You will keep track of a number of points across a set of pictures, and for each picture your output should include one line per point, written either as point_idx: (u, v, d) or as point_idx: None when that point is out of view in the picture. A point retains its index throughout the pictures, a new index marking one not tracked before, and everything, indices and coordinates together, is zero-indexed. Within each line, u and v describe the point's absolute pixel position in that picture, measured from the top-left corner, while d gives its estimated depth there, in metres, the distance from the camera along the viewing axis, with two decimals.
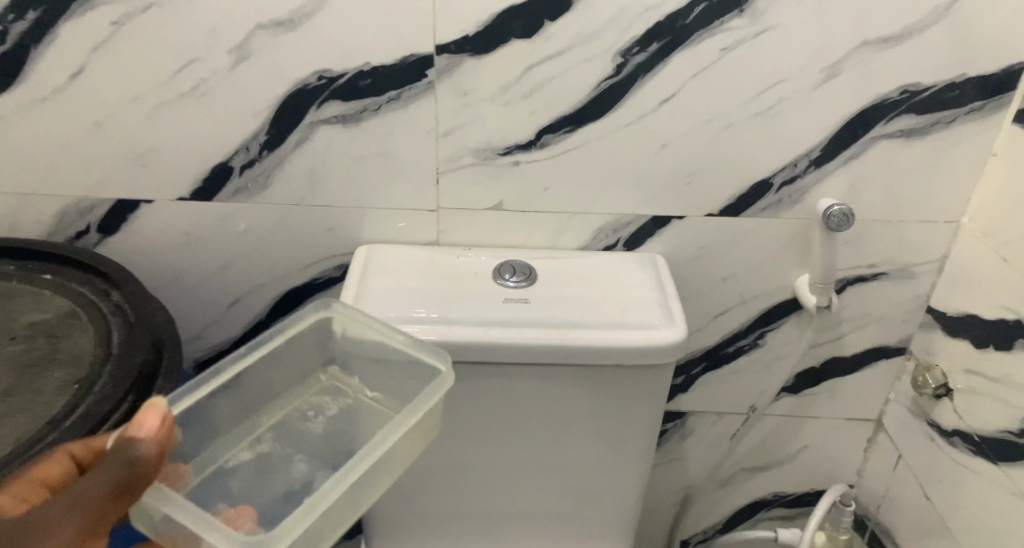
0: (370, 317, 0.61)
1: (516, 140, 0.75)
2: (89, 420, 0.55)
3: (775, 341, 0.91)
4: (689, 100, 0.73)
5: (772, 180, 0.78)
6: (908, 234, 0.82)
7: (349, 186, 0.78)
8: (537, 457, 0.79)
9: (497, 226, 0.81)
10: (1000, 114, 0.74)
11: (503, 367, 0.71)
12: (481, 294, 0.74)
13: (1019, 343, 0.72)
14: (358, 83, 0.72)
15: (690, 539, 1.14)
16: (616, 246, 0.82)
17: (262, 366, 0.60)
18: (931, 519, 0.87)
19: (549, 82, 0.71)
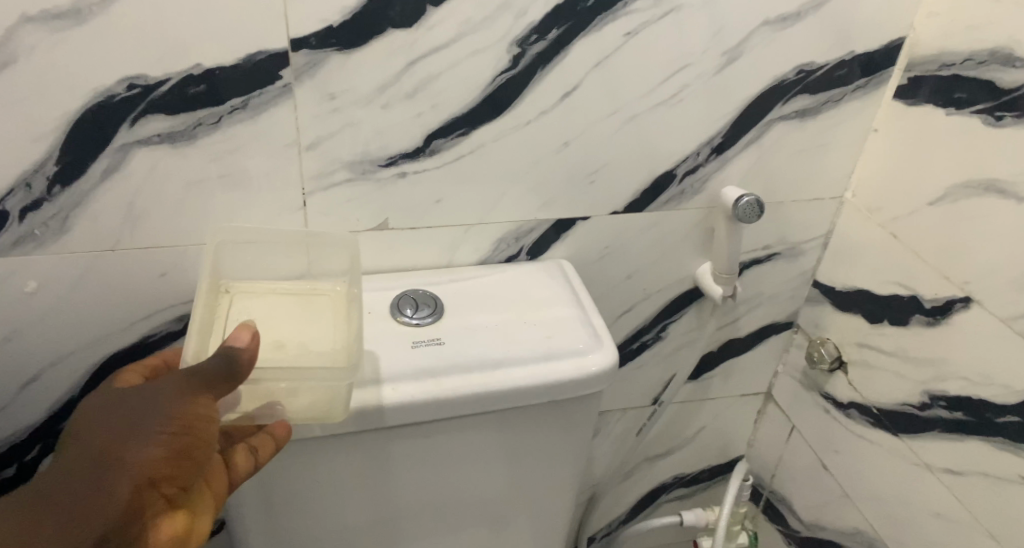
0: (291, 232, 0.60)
1: (400, 148, 0.62)
2: None
3: (675, 332, 0.88)
4: (591, 92, 0.64)
5: (675, 171, 0.72)
6: (798, 213, 0.81)
7: (183, 219, 0.61)
8: (458, 509, 0.68)
9: (382, 250, 0.68)
10: (881, 91, 0.74)
11: (414, 426, 0.60)
12: (379, 339, 0.61)
13: (915, 318, 0.73)
14: (185, 91, 0.55)
15: (595, 534, 1.11)
16: (518, 256, 0.73)
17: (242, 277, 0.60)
18: (830, 487, 0.90)
19: (436, 80, 0.60)
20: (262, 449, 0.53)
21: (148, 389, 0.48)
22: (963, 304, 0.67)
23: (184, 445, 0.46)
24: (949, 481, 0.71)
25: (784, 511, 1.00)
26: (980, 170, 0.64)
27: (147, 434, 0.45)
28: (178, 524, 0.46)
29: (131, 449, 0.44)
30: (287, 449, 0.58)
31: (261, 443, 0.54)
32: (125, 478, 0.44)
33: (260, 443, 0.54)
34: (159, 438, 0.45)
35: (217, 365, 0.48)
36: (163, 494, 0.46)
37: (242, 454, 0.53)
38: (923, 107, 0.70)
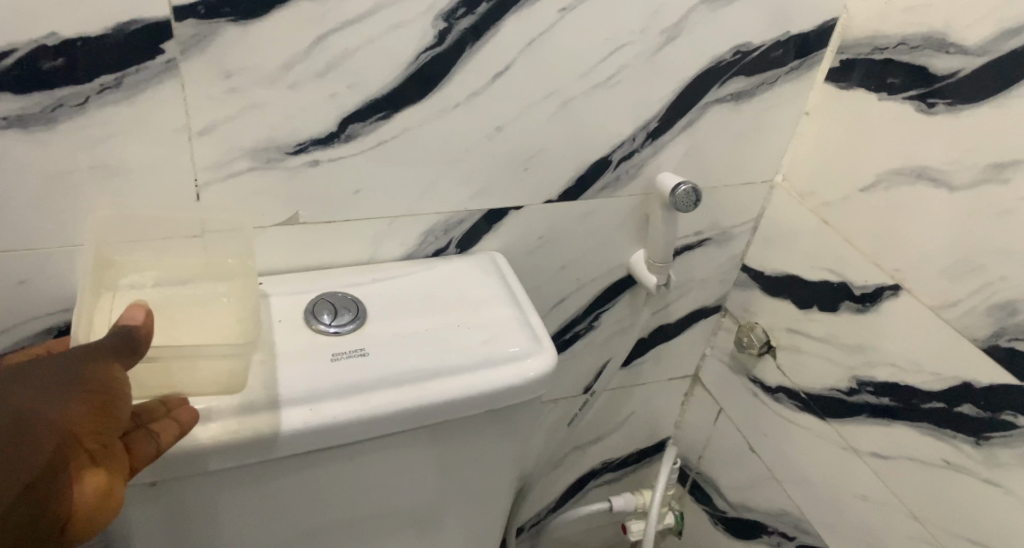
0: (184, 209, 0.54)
1: (311, 133, 0.55)
2: None
3: (607, 321, 0.85)
4: (524, 72, 0.59)
5: (611, 157, 0.68)
6: (730, 197, 0.79)
7: (48, 218, 0.51)
8: (385, 527, 0.63)
9: (294, 247, 0.61)
10: (814, 73, 0.72)
11: (337, 448, 0.53)
12: (294, 352, 0.54)
13: (845, 305, 0.73)
14: (40, 65, 0.45)
15: (525, 524, 1.08)
16: (447, 250, 0.67)
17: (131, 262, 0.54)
18: (757, 470, 0.90)
19: (350, 56, 0.52)
20: (165, 433, 0.45)
21: (45, 361, 0.43)
22: (893, 292, 0.67)
23: (104, 399, 0.41)
24: (875, 465, 0.71)
25: (711, 492, 1.00)
26: (912, 157, 0.64)
27: (60, 391, 0.40)
28: (102, 481, 0.41)
29: (43, 405, 0.40)
30: (190, 486, 0.51)
31: (163, 428, 0.45)
32: (42, 429, 0.39)
33: (162, 428, 0.45)
34: (75, 391, 0.40)
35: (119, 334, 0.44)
36: (86, 449, 0.40)
37: (141, 439, 0.44)
38: (856, 91, 0.68)
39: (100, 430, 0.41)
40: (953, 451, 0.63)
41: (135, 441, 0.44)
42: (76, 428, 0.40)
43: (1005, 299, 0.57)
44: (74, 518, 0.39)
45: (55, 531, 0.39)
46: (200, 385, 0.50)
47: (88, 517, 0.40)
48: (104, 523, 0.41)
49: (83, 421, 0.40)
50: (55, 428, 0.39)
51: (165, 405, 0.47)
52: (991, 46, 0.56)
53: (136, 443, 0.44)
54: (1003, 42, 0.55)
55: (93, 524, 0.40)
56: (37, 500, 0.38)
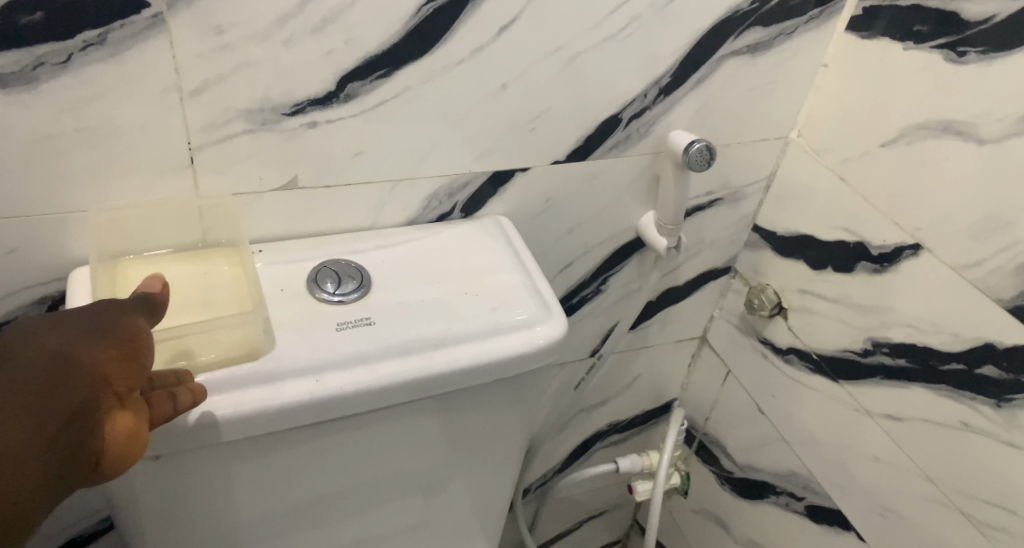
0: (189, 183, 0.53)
1: (309, 93, 0.52)
2: None
3: (615, 284, 0.83)
4: (532, 25, 0.56)
5: (621, 115, 0.66)
6: (743, 155, 0.77)
7: (34, 185, 0.49)
8: (390, 496, 0.62)
9: (294, 212, 0.58)
10: (833, 23, 0.69)
11: (344, 420, 0.52)
12: (298, 322, 0.52)
13: (862, 266, 0.71)
14: (18, 21, 0.42)
15: (531, 486, 1.09)
16: (451, 213, 0.65)
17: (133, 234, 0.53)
18: (765, 431, 0.90)
19: (349, 9, 0.49)
20: (184, 395, 0.44)
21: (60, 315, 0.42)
22: (913, 251, 0.65)
23: (134, 348, 0.42)
24: (889, 427, 0.71)
25: (718, 454, 1.00)
26: (938, 111, 0.61)
27: (91, 336, 0.40)
28: (129, 423, 0.40)
29: (74, 347, 0.39)
30: (191, 460, 0.49)
31: (181, 391, 0.44)
32: (83, 367, 0.38)
33: (180, 391, 0.44)
34: (104, 338, 0.41)
35: (143, 297, 0.46)
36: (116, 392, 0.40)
37: (161, 398, 0.43)
38: (880, 41, 0.65)
39: (130, 376, 0.41)
40: (972, 414, 0.62)
41: (155, 398, 0.43)
42: (109, 370, 0.40)
43: None
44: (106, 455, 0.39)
45: (89, 467, 0.38)
46: (217, 353, 0.49)
47: (118, 455, 0.39)
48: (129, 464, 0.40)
49: (117, 363, 0.40)
50: (90, 368, 0.39)
51: (175, 377, 0.45)
52: None
53: (157, 401, 0.43)
54: None
55: (121, 464, 0.39)
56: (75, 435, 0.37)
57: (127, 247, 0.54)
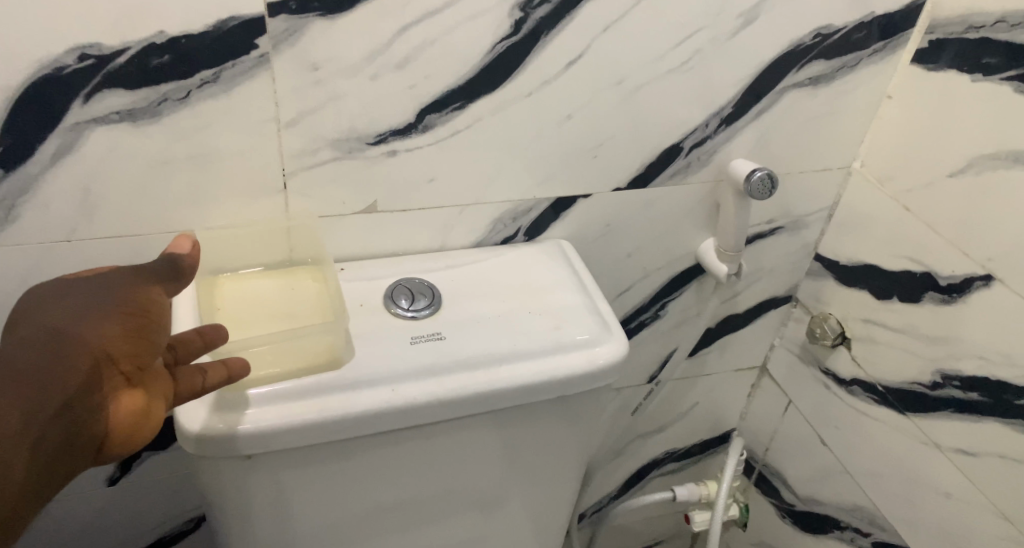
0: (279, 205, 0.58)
1: (391, 124, 0.56)
2: None
3: (674, 310, 0.84)
4: (599, 60, 0.59)
5: (682, 144, 0.68)
6: (803, 185, 0.78)
7: (147, 207, 0.55)
8: (454, 507, 0.64)
9: (371, 234, 0.63)
10: (897, 55, 0.69)
11: (415, 429, 0.55)
12: (373, 334, 0.56)
13: (929, 296, 0.70)
14: (147, 62, 0.48)
15: (587, 511, 1.09)
16: (516, 237, 0.69)
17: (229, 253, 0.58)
18: (829, 463, 0.88)
19: (428, 48, 0.53)
20: (213, 371, 0.45)
21: (73, 285, 0.43)
22: (985, 282, 0.64)
23: (142, 321, 0.42)
24: (961, 463, 0.68)
25: (779, 485, 0.99)
26: (1004, 141, 0.61)
27: (94, 312, 0.41)
28: (139, 402, 0.40)
29: (78, 325, 0.40)
30: (275, 464, 0.53)
31: (213, 367, 0.46)
32: (82, 348, 0.39)
33: (211, 367, 0.46)
34: (110, 313, 0.41)
35: (164, 262, 0.46)
36: (122, 371, 0.40)
37: (190, 373, 0.45)
38: (945, 72, 0.65)
39: (139, 353, 0.41)
40: None
41: (182, 373, 0.44)
42: (114, 350, 0.40)
43: None
44: (112, 436, 0.39)
45: (94, 449, 0.39)
46: (308, 360, 0.52)
47: (127, 436, 0.40)
48: (143, 441, 0.41)
49: (122, 341, 0.40)
50: (90, 347, 0.39)
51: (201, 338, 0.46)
52: None
53: (186, 376, 0.44)
54: None
55: (131, 442, 0.40)
56: (74, 419, 0.38)
57: (224, 264, 0.58)
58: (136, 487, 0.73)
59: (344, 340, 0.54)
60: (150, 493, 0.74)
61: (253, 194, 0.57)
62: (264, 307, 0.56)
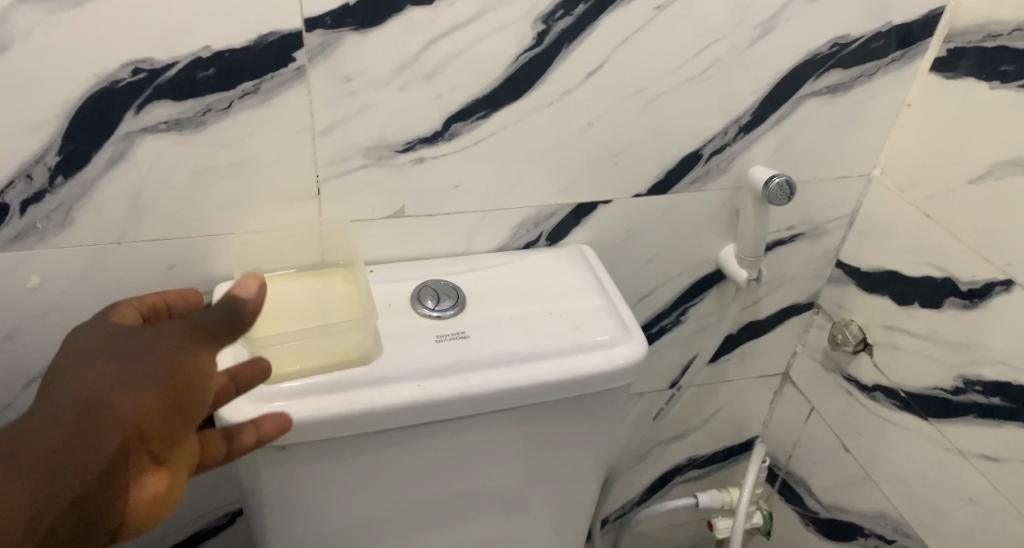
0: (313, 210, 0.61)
1: (418, 132, 0.59)
2: None
3: (695, 316, 0.86)
4: (619, 70, 0.61)
5: (702, 151, 0.70)
6: (823, 192, 0.79)
7: (191, 211, 0.58)
8: (477, 505, 0.66)
9: (399, 238, 0.65)
10: (915, 64, 0.70)
11: (441, 423, 0.57)
12: (400, 332, 0.59)
13: (951, 301, 0.70)
14: (194, 75, 0.51)
15: (610, 516, 1.10)
16: (538, 241, 0.71)
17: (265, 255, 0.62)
18: (853, 471, 0.88)
19: (455, 59, 0.56)
20: (243, 435, 0.48)
21: (115, 343, 0.41)
22: (1005, 287, 0.64)
23: (180, 397, 0.40)
24: (984, 468, 0.68)
25: (802, 492, 0.99)
26: (1023, 147, 0.61)
27: (133, 384, 0.39)
28: (162, 481, 0.41)
29: (118, 398, 0.38)
30: (306, 456, 0.55)
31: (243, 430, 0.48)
32: (115, 429, 0.37)
33: (241, 432, 0.48)
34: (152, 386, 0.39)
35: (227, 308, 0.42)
36: (149, 451, 0.40)
37: (217, 437, 0.47)
38: (963, 81, 0.66)
39: (169, 433, 0.40)
40: None
41: (211, 438, 0.47)
42: (148, 432, 0.39)
43: None
44: (130, 515, 0.40)
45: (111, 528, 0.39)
46: (338, 356, 0.55)
47: (145, 514, 0.40)
48: (160, 518, 0.41)
49: (156, 420, 0.39)
50: (124, 427, 0.38)
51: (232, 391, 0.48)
52: None
53: (213, 440, 0.47)
54: None
55: (149, 522, 0.41)
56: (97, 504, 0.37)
57: (260, 265, 0.61)
58: None
59: (372, 336, 0.56)
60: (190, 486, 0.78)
61: (289, 199, 0.60)
62: (299, 307, 0.58)
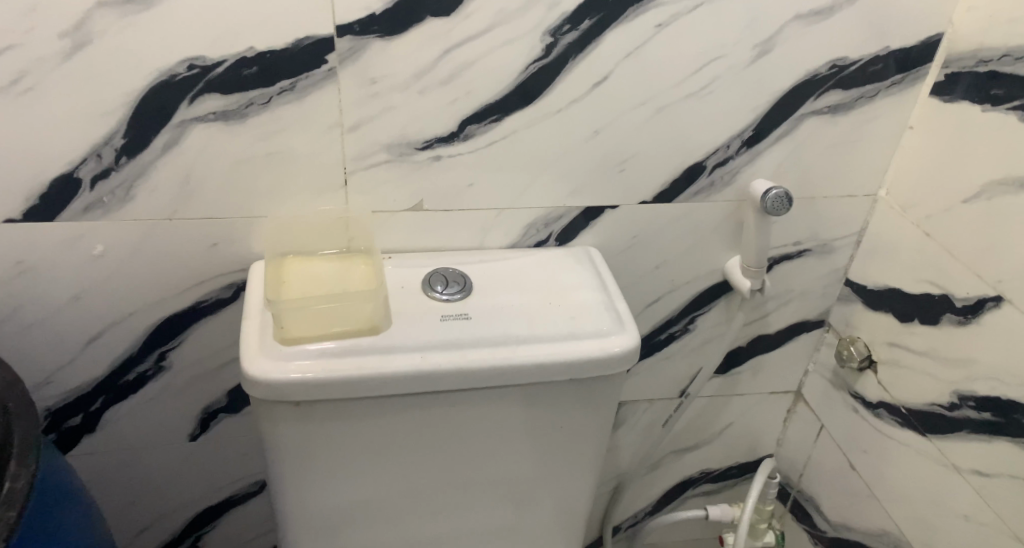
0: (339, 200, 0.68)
1: (436, 132, 0.66)
2: None
3: (703, 325, 0.89)
4: (623, 82, 0.67)
5: (705, 163, 0.74)
6: (830, 210, 0.81)
7: (234, 194, 0.66)
8: (479, 477, 0.71)
9: (419, 230, 0.72)
10: (917, 88, 0.73)
11: (440, 395, 0.63)
12: (409, 311, 0.64)
13: (946, 317, 0.71)
14: (240, 72, 0.59)
15: (621, 524, 1.12)
16: (547, 242, 0.76)
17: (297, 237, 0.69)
18: (857, 489, 0.87)
19: (470, 67, 0.63)
20: None
21: None
22: (995, 303, 0.65)
23: None
24: (975, 483, 0.68)
25: (811, 512, 0.98)
26: (1013, 165, 0.63)
27: None
28: None
29: None
30: (316, 414, 0.61)
31: None
32: None
33: None
34: None
35: None
36: None
37: None
38: (960, 103, 0.69)
39: None
40: None
41: None
42: None
43: None
44: None
45: None
46: (351, 324, 0.61)
47: None
48: None
49: None
50: None
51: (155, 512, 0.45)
52: None
53: None
54: None
55: None
56: None
57: (291, 245, 0.68)
58: (212, 446, 0.84)
59: (382, 309, 0.62)
60: (223, 453, 0.85)
61: (319, 187, 0.67)
62: (319, 279, 0.65)
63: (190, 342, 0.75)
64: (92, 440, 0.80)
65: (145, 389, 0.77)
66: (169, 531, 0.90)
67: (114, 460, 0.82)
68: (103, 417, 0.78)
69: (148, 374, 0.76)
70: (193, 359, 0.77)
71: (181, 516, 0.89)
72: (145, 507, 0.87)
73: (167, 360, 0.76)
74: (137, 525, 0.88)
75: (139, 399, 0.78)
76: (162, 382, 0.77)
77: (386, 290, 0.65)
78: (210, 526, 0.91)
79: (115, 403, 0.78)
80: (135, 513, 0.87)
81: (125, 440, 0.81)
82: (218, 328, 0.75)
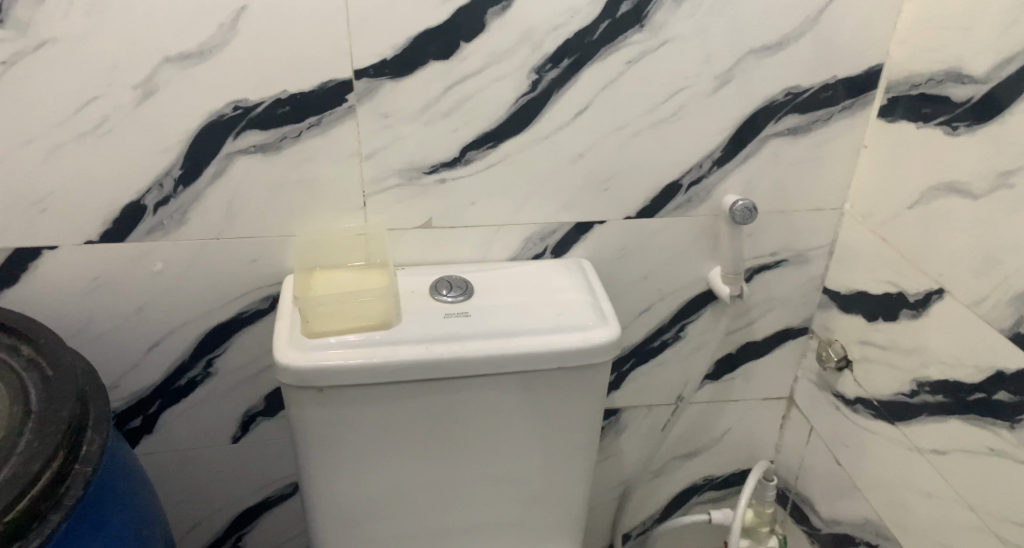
0: (359, 217, 0.79)
1: (440, 159, 0.77)
2: (39, 455, 0.54)
3: (693, 332, 0.97)
4: (600, 111, 0.77)
5: (680, 181, 0.84)
6: (800, 222, 0.90)
7: (271, 216, 0.77)
8: (485, 466, 0.80)
9: (429, 245, 0.82)
10: (866, 111, 0.82)
11: (446, 383, 0.72)
12: (419, 311, 0.74)
13: (903, 313, 0.79)
14: (275, 111, 0.71)
15: (631, 532, 1.17)
16: (544, 255, 0.86)
17: (323, 253, 0.80)
18: (843, 483, 0.93)
19: (467, 102, 0.74)
20: None
21: None
22: (938, 294, 0.73)
23: None
24: (936, 461, 0.75)
25: (807, 511, 1.03)
26: (946, 172, 0.72)
27: None
28: None
29: None
30: (339, 399, 0.71)
31: None
32: None
33: None
34: None
35: None
36: None
37: None
38: (901, 122, 0.78)
39: None
40: (996, 438, 0.67)
41: None
42: None
43: (1021, 287, 0.63)
44: None
45: None
46: (367, 321, 0.72)
47: None
48: None
49: None
50: None
51: None
52: (993, 73, 0.65)
53: None
54: (1002, 69, 0.64)
55: None
56: None
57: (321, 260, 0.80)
58: (251, 447, 0.94)
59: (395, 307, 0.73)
60: (262, 454, 0.95)
61: (342, 209, 0.78)
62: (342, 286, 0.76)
63: (233, 350, 0.86)
64: (149, 440, 0.90)
65: (193, 393, 0.88)
66: (214, 530, 1.00)
67: (167, 460, 0.92)
68: (158, 419, 0.89)
69: (197, 379, 0.87)
70: (235, 366, 0.87)
71: (224, 515, 0.99)
72: (193, 506, 0.97)
73: (213, 366, 0.87)
74: (186, 523, 0.98)
75: (190, 402, 0.89)
76: (209, 388, 0.88)
77: (396, 293, 0.76)
78: (249, 526, 1.01)
79: (169, 406, 0.88)
80: (184, 511, 0.97)
81: (178, 440, 0.91)
82: (256, 337, 0.86)
